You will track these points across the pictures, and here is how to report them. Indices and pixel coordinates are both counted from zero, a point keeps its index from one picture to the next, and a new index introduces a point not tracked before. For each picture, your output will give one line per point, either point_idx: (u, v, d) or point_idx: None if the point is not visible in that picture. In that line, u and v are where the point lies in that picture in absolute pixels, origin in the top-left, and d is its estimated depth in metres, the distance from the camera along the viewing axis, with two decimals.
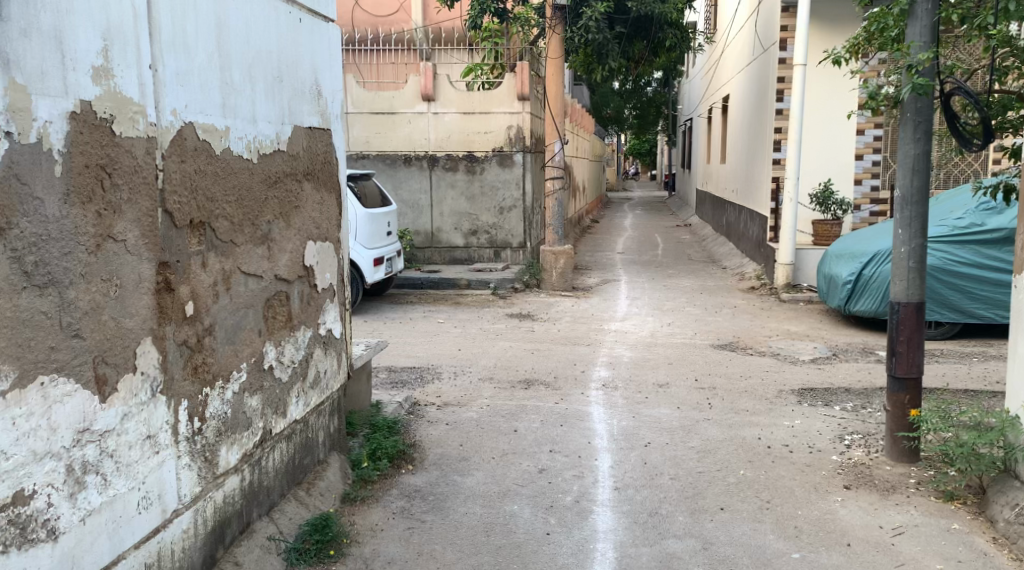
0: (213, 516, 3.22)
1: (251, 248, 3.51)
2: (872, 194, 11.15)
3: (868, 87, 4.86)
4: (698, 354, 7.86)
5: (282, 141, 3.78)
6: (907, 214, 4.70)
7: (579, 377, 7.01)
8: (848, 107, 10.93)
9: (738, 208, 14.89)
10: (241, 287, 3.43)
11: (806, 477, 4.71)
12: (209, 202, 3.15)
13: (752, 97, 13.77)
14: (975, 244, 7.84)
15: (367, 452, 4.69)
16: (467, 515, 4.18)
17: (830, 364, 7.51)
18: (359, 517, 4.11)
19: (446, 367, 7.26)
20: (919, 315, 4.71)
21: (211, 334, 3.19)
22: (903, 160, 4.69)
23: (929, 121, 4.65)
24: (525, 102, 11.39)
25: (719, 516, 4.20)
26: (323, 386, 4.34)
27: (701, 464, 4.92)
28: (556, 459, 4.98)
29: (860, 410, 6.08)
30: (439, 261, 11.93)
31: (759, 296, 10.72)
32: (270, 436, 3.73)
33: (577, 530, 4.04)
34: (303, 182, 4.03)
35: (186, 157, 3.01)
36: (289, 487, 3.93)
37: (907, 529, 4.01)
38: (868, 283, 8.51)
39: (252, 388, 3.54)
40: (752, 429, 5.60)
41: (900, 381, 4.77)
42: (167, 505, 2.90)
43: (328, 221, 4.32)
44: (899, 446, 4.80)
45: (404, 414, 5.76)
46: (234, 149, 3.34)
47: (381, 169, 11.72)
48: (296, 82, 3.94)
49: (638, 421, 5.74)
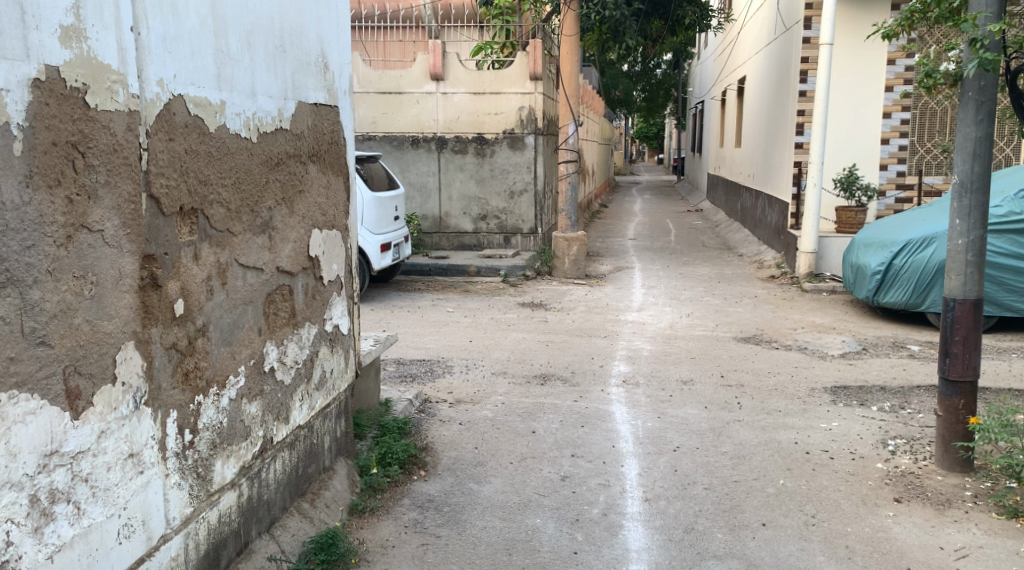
0: (207, 539, 2.86)
1: (250, 237, 3.15)
2: (897, 180, 10.75)
3: (926, 63, 4.49)
4: (722, 348, 7.48)
5: (285, 119, 3.41)
6: (966, 203, 4.30)
7: (597, 372, 6.64)
8: (875, 88, 10.48)
9: (754, 193, 14.47)
10: (239, 281, 3.07)
11: (852, 488, 4.35)
12: (200, 185, 2.78)
13: (771, 78, 13.31)
14: (1011, 233, 7.43)
15: (376, 456, 4.35)
16: (487, 530, 3.83)
17: (861, 359, 7.13)
18: (368, 531, 3.76)
19: (458, 360, 6.91)
20: (977, 313, 4.33)
21: (205, 335, 2.84)
22: (962, 143, 4.29)
23: (994, 102, 4.22)
24: (537, 82, 10.92)
25: (762, 533, 3.85)
26: (329, 386, 3.98)
27: (736, 472, 4.56)
28: (579, 465, 4.63)
29: (899, 411, 5.70)
30: (448, 247, 11.55)
31: (779, 285, 10.32)
32: (271, 445, 3.38)
33: (608, 549, 3.70)
34: (308, 164, 3.66)
35: (175, 134, 2.63)
36: (292, 499, 3.59)
37: (971, 552, 3.66)
38: (899, 274, 8.08)
39: (251, 393, 3.18)
40: (787, 431, 5.23)
41: (954, 385, 4.39)
42: (154, 532, 2.54)
43: (335, 207, 3.95)
44: (952, 455, 4.44)
45: (414, 413, 5.41)
46: (231, 126, 2.97)
47: (389, 151, 11.32)
48: (301, 53, 3.56)
49: (664, 423, 5.37)
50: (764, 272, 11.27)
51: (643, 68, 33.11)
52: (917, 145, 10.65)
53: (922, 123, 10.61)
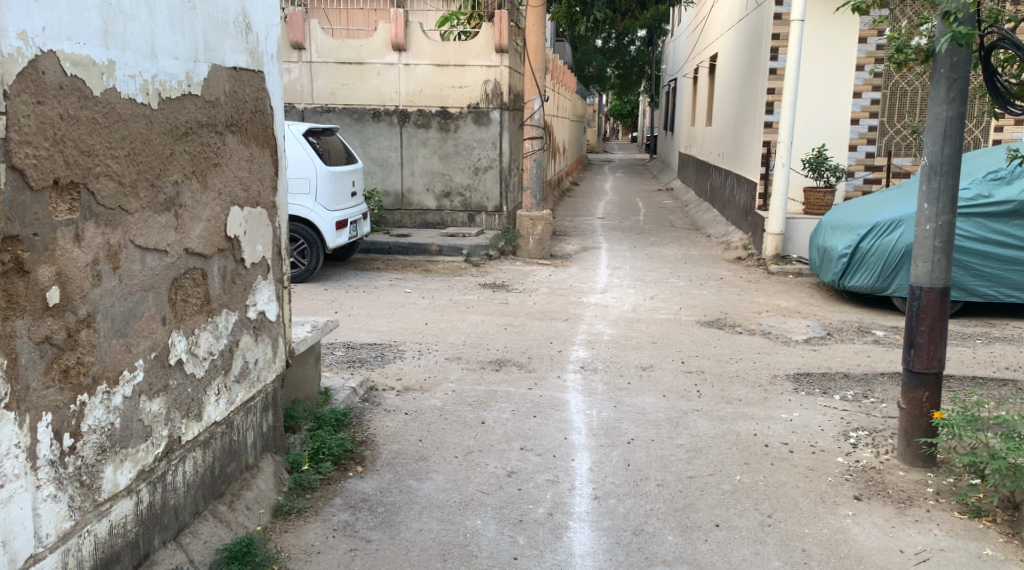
0: (93, 555, 2.56)
1: (150, 215, 2.83)
2: (867, 160, 10.57)
3: (898, 37, 4.23)
4: (684, 332, 7.24)
5: (194, 84, 3.08)
6: (935, 185, 4.06)
7: (555, 358, 6.38)
8: (847, 65, 10.26)
9: (724, 172, 14.27)
10: (135, 265, 2.75)
11: (810, 485, 4.13)
12: (84, 155, 2.46)
13: (743, 54, 13.03)
14: (979, 216, 7.25)
15: (308, 452, 4.09)
16: (422, 534, 3.55)
17: (825, 345, 6.94)
18: (292, 536, 3.47)
19: (411, 345, 6.60)
20: (943, 302, 4.10)
21: (90, 326, 2.52)
22: (933, 123, 4.04)
23: (966, 79, 3.97)
24: (503, 55, 10.62)
25: (715, 535, 3.62)
26: (253, 378, 3.67)
27: (692, 467, 4.33)
28: (528, 460, 4.37)
29: (862, 400, 5.51)
30: (410, 225, 11.20)
31: (746, 267, 10.11)
32: (178, 446, 3.07)
33: (550, 554, 3.45)
34: (225, 135, 3.33)
35: (46, 97, 2.29)
36: (207, 502, 3.29)
37: (932, 555, 3.46)
38: (865, 257, 7.88)
39: (151, 389, 2.87)
40: (746, 422, 5.02)
41: (919, 376, 4.18)
42: (19, 552, 2.23)
43: (259, 182, 3.63)
44: (915, 450, 4.24)
45: (357, 402, 5.11)
46: (123, 90, 2.63)
47: (349, 124, 10.93)
48: (216, 10, 3.22)
49: (620, 412, 5.13)
50: (730, 253, 11.06)
51: (616, 43, 33.60)
52: (887, 126, 10.45)
53: (893, 104, 10.40)
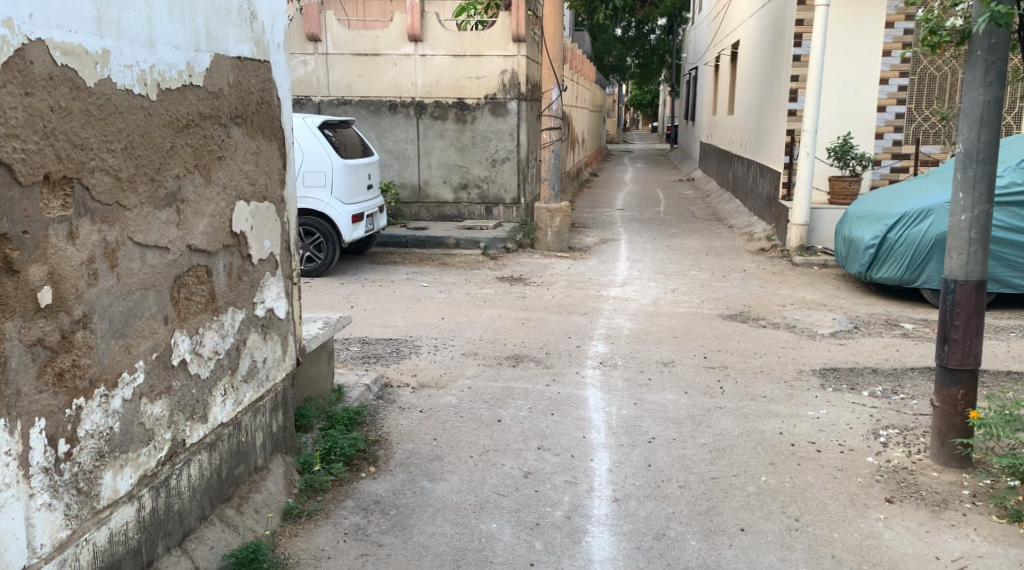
0: (91, 566, 2.47)
1: (150, 211, 2.72)
2: (894, 149, 10.30)
3: (930, 20, 4.06)
4: (706, 327, 7.07)
5: (196, 75, 2.97)
6: (971, 174, 3.88)
7: (574, 353, 6.23)
8: (874, 51, 9.99)
9: (746, 162, 14.02)
10: (133, 263, 2.64)
11: (839, 486, 3.97)
12: (76, 148, 2.35)
13: (765, 42, 12.79)
14: (1013, 205, 7.02)
15: (320, 452, 3.98)
16: (434, 538, 3.44)
17: (852, 339, 6.74)
18: (302, 540, 3.37)
19: (427, 340, 6.49)
20: (979, 296, 3.92)
21: (86, 326, 2.43)
22: (969, 108, 3.85)
23: (1004, 62, 3.78)
24: (520, 44, 10.43)
25: (740, 540, 3.48)
26: (261, 378, 3.56)
27: (715, 468, 4.18)
28: (545, 460, 4.24)
29: (891, 397, 5.32)
30: (427, 217, 11.08)
31: (769, 259, 9.90)
32: (183, 449, 2.97)
33: (568, 560, 3.32)
34: (229, 127, 3.21)
35: (35, 88, 2.18)
36: (214, 506, 3.20)
37: (969, 563, 3.30)
38: (893, 248, 7.66)
39: (153, 391, 2.77)
40: (771, 420, 4.85)
41: (953, 374, 4.00)
42: (11, 565, 2.13)
43: (266, 175, 3.52)
44: (949, 451, 4.07)
45: (371, 400, 5.00)
46: (119, 81, 2.52)
47: (365, 116, 10.83)
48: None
49: (640, 410, 4.99)
50: (753, 245, 10.84)
51: (637, 32, 33.36)
52: (915, 113, 10.20)
53: (921, 90, 10.15)
